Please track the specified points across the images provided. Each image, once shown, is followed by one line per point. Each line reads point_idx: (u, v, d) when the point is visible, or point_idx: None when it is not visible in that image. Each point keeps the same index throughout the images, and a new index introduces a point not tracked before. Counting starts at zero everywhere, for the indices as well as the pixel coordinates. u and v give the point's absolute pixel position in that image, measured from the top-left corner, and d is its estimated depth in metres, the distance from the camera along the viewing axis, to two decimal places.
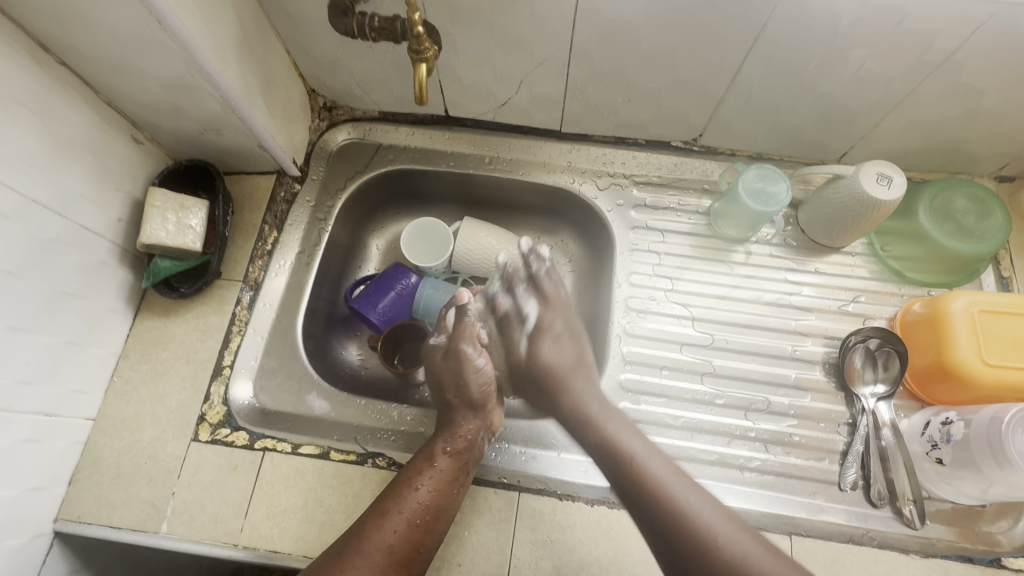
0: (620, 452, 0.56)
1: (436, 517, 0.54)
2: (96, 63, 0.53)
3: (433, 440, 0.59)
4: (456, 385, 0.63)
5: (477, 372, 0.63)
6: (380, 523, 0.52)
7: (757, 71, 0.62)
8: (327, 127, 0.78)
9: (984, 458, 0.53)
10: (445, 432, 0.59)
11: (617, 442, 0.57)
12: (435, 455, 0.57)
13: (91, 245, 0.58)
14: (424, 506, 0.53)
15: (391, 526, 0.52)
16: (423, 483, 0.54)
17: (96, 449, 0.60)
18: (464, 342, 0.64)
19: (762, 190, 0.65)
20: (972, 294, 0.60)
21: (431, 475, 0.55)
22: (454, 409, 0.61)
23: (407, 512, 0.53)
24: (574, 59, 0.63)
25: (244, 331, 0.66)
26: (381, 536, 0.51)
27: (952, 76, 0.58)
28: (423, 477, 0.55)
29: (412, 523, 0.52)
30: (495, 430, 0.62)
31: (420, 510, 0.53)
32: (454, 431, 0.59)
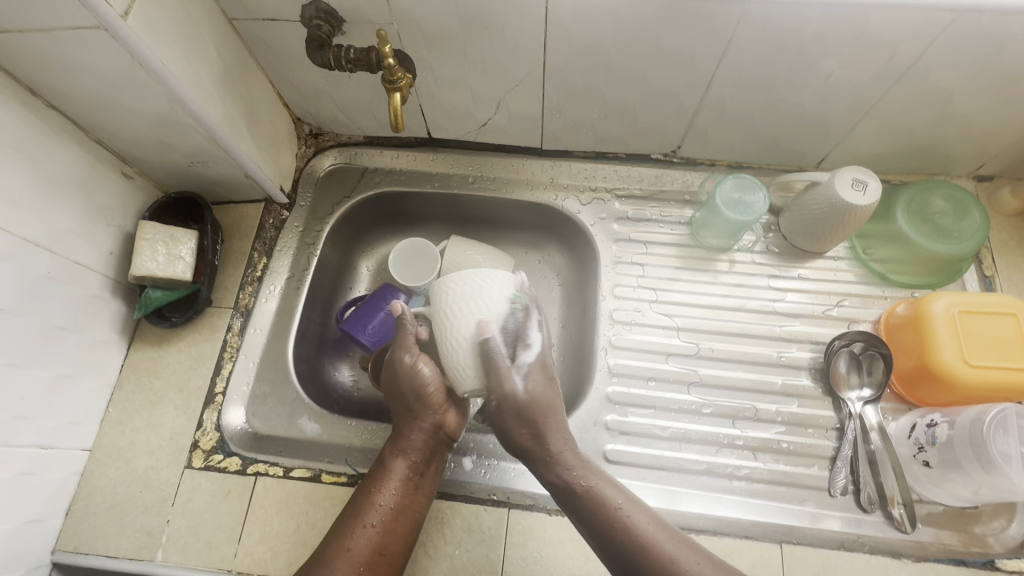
0: (602, 501, 0.53)
1: (395, 519, 0.54)
2: (84, 105, 0.55)
3: (386, 446, 0.59)
4: (401, 394, 0.60)
5: (421, 380, 0.59)
6: (341, 531, 0.53)
7: (728, 85, 0.63)
8: (314, 153, 0.80)
9: (968, 459, 0.53)
10: (394, 437, 0.59)
11: (595, 491, 0.54)
12: (389, 459, 0.57)
13: (83, 279, 0.60)
14: (381, 510, 0.54)
15: (353, 531, 0.53)
16: (378, 488, 0.55)
17: (92, 479, 0.61)
18: (407, 349, 0.59)
19: (739, 199, 0.66)
20: (952, 295, 0.60)
21: (387, 479, 0.56)
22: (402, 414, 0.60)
23: (367, 517, 0.53)
24: (548, 79, 0.65)
25: (235, 357, 0.67)
26: (343, 544, 0.52)
27: (919, 81, 0.59)
28: (379, 481, 0.56)
29: (371, 526, 0.53)
30: (449, 431, 0.60)
31: (378, 513, 0.54)
32: (404, 436, 0.59)
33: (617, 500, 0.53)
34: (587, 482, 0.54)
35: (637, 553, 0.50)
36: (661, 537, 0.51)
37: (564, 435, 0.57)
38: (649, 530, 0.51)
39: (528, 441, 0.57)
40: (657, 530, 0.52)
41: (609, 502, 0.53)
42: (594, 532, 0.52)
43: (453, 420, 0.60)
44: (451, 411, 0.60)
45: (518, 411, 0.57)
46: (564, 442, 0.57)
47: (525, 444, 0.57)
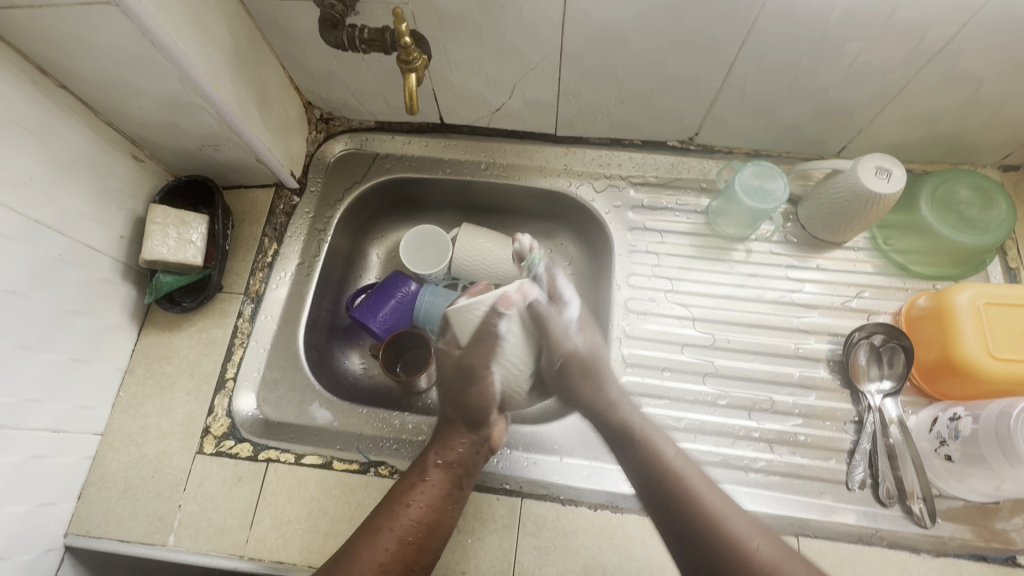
0: (653, 450, 0.54)
1: (428, 533, 0.52)
2: (94, 85, 0.54)
3: (424, 455, 0.58)
4: (464, 403, 0.58)
5: (488, 390, 0.58)
6: (371, 540, 0.51)
7: (749, 69, 0.61)
8: (325, 139, 0.79)
9: (993, 453, 0.52)
10: (437, 444, 0.58)
11: (651, 439, 0.55)
12: (427, 468, 0.56)
13: (94, 263, 0.59)
14: (415, 523, 0.52)
15: (383, 543, 0.51)
16: (413, 498, 0.53)
17: (104, 464, 0.61)
18: (490, 362, 0.57)
19: (760, 187, 0.65)
20: (977, 287, 0.58)
21: (424, 489, 0.54)
22: (450, 424, 0.59)
23: (399, 529, 0.51)
24: (565, 63, 0.63)
25: (246, 343, 0.67)
26: (372, 553, 0.50)
27: (948, 66, 0.57)
28: (416, 492, 0.54)
29: (404, 540, 0.51)
30: (493, 446, 0.59)
31: (412, 525, 0.52)
32: (448, 446, 0.57)
33: (673, 456, 0.53)
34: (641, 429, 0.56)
35: (684, 506, 0.49)
36: (711, 497, 0.49)
37: (619, 391, 0.61)
38: (700, 488, 0.50)
39: (591, 394, 0.61)
40: (695, 472, 0.52)
41: (664, 454, 0.53)
42: (648, 485, 0.52)
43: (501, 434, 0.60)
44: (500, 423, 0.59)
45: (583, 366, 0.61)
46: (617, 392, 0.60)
47: (591, 398, 0.60)
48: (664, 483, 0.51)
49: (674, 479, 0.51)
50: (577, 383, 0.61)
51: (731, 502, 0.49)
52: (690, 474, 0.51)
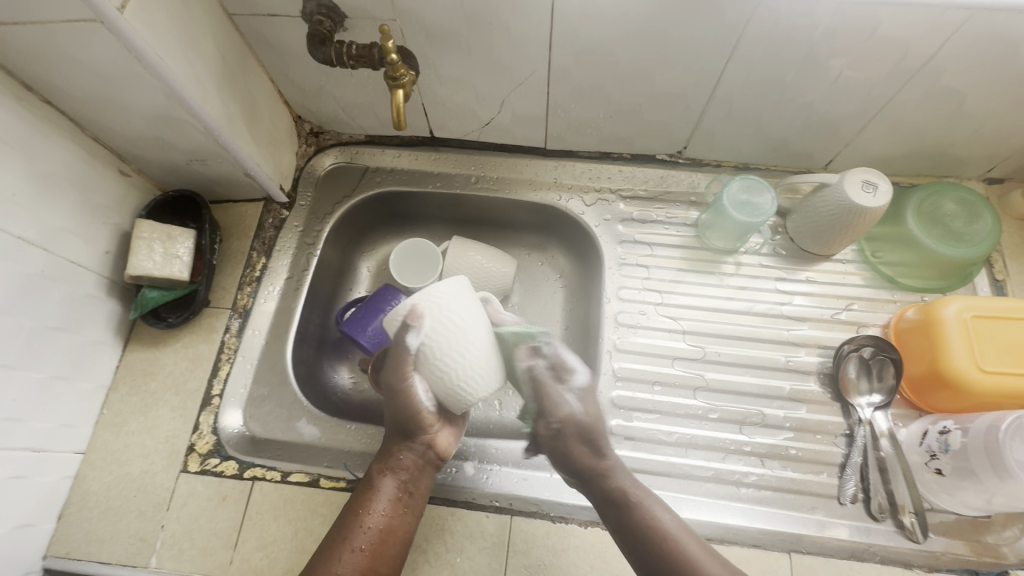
0: (644, 518, 0.53)
1: (385, 542, 0.51)
2: (79, 100, 0.54)
3: (371, 467, 0.57)
4: (395, 415, 0.55)
5: (413, 400, 0.54)
6: (328, 555, 0.50)
7: (736, 85, 0.62)
8: (315, 152, 0.79)
9: (982, 467, 0.52)
10: (382, 454, 0.57)
11: (643, 506, 0.53)
12: (376, 479, 0.55)
13: (78, 279, 0.59)
14: (369, 532, 0.51)
15: (339, 555, 0.50)
16: (366, 509, 0.53)
17: (85, 483, 0.59)
18: (410, 365, 0.52)
19: (748, 201, 0.65)
20: (964, 300, 0.59)
21: (376, 499, 0.53)
22: (390, 433, 0.57)
23: (355, 541, 0.51)
24: (554, 78, 0.63)
25: (233, 358, 0.66)
26: (331, 567, 0.49)
27: (931, 82, 0.58)
28: (367, 503, 0.53)
29: (359, 550, 0.50)
30: (439, 454, 0.58)
31: (367, 535, 0.51)
32: (393, 453, 0.56)
33: (671, 527, 0.52)
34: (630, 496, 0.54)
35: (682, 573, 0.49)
36: (705, 559, 0.49)
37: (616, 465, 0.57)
38: (693, 552, 0.50)
39: (584, 463, 0.57)
40: (691, 542, 0.51)
41: (658, 523, 0.52)
42: (640, 552, 0.51)
43: (445, 442, 0.58)
44: (445, 430, 0.58)
45: (579, 431, 0.58)
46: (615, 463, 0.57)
47: (586, 466, 0.57)
48: (658, 549, 0.50)
49: (669, 545, 0.50)
50: (571, 448, 0.58)
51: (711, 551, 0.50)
52: (681, 537, 0.51)
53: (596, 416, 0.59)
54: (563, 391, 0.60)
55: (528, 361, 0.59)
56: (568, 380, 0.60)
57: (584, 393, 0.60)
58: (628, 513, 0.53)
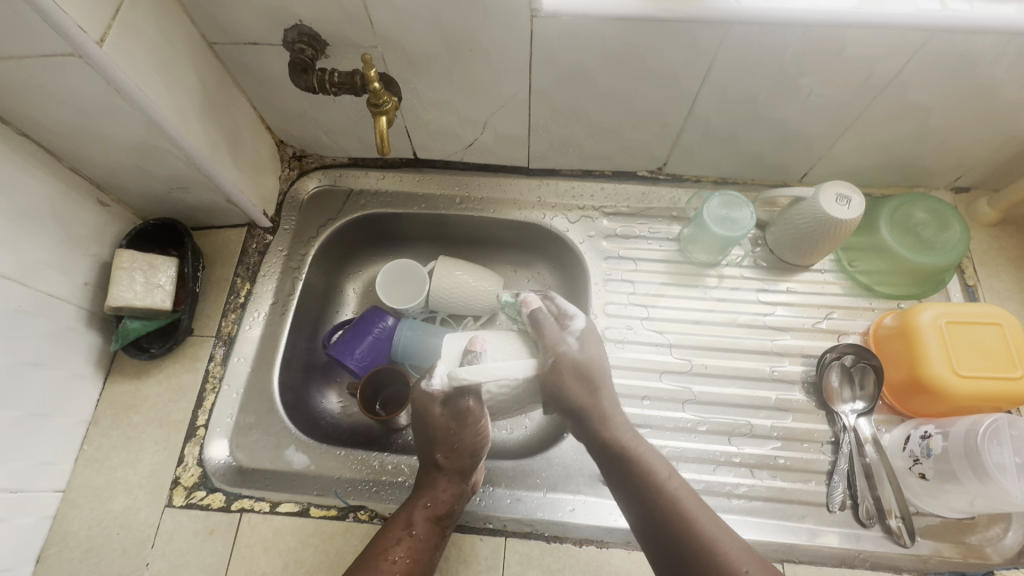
0: (638, 466, 0.54)
1: None
2: (57, 132, 0.53)
3: (408, 505, 0.55)
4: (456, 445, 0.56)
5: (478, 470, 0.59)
6: None
7: (712, 103, 0.64)
8: (298, 176, 0.78)
9: (963, 470, 0.54)
10: (423, 492, 0.56)
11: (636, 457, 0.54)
12: (414, 522, 0.54)
13: (56, 312, 0.57)
14: None
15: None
16: (397, 552, 0.52)
17: (65, 523, 0.58)
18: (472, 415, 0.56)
19: (727, 216, 0.66)
20: (939, 306, 0.61)
21: (408, 544, 0.52)
22: (441, 474, 0.56)
23: None
24: (534, 100, 0.65)
25: (218, 388, 0.65)
26: None
27: (898, 97, 0.60)
28: (399, 547, 0.52)
29: None
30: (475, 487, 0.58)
31: None
32: (436, 492, 0.55)
33: (659, 469, 0.54)
34: (631, 448, 0.55)
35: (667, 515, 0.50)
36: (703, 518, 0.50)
37: (613, 403, 0.59)
38: (686, 502, 0.51)
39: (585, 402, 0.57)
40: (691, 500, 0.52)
41: (647, 470, 0.54)
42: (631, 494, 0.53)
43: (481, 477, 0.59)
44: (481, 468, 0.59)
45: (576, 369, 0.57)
46: (618, 417, 0.58)
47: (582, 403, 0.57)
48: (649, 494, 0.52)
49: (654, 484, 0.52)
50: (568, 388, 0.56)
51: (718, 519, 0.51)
52: (685, 498, 0.52)
53: (595, 356, 0.59)
54: (566, 334, 0.58)
55: (533, 308, 0.59)
56: (569, 326, 0.59)
57: (587, 335, 0.60)
58: (624, 455, 0.55)
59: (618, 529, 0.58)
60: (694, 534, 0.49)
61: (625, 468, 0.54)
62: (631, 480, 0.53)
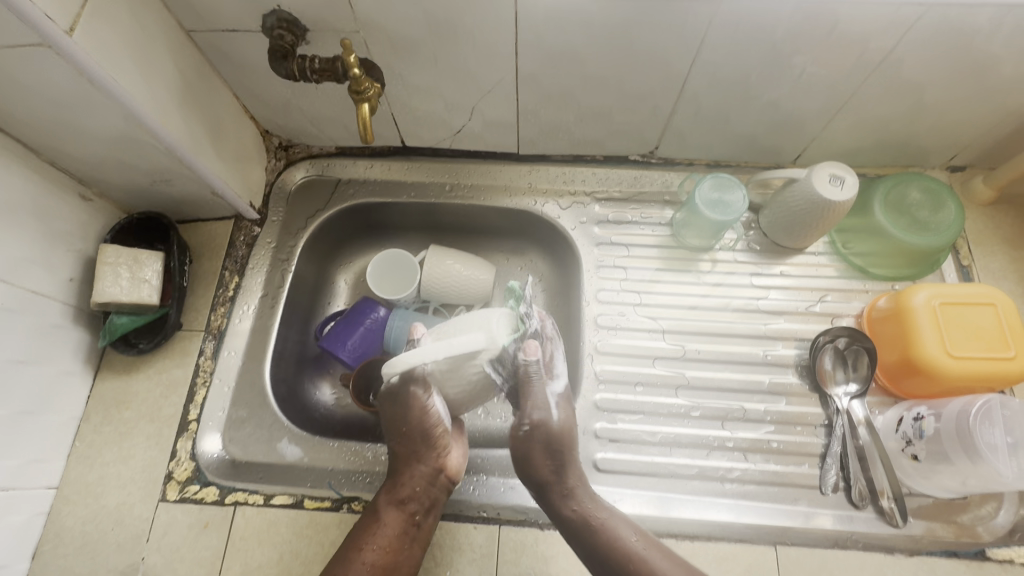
0: (614, 540, 0.54)
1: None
2: (32, 126, 0.52)
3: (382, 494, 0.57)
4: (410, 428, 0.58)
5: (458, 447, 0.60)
6: None
7: (702, 85, 0.62)
8: (285, 166, 0.77)
9: (955, 451, 0.54)
10: (391, 482, 0.57)
11: (610, 531, 0.54)
12: (383, 511, 0.55)
13: (41, 309, 0.57)
14: (370, 568, 0.52)
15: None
16: (368, 542, 0.53)
17: (60, 519, 0.58)
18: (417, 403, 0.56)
19: (719, 199, 0.66)
20: (933, 287, 0.60)
21: (379, 532, 0.54)
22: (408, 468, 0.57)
23: None
24: (522, 83, 0.63)
25: (209, 382, 0.65)
26: None
27: (892, 74, 0.59)
28: (369, 536, 0.53)
29: None
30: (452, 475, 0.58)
31: (366, 571, 0.51)
32: (403, 481, 0.57)
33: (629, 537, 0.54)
34: (599, 518, 0.55)
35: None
36: (673, 573, 0.52)
37: (580, 475, 0.58)
38: (655, 565, 0.52)
39: (550, 476, 0.57)
40: (666, 562, 0.52)
41: (624, 542, 0.53)
42: (600, 565, 0.53)
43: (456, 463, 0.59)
44: (453, 451, 0.59)
45: (548, 441, 0.59)
46: (580, 480, 0.58)
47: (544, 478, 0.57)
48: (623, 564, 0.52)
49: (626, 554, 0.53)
50: (534, 458, 0.58)
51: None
52: (667, 574, 0.51)
53: (568, 427, 0.59)
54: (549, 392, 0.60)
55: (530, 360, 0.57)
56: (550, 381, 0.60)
57: (563, 399, 0.60)
58: (592, 539, 0.54)
59: None
60: None
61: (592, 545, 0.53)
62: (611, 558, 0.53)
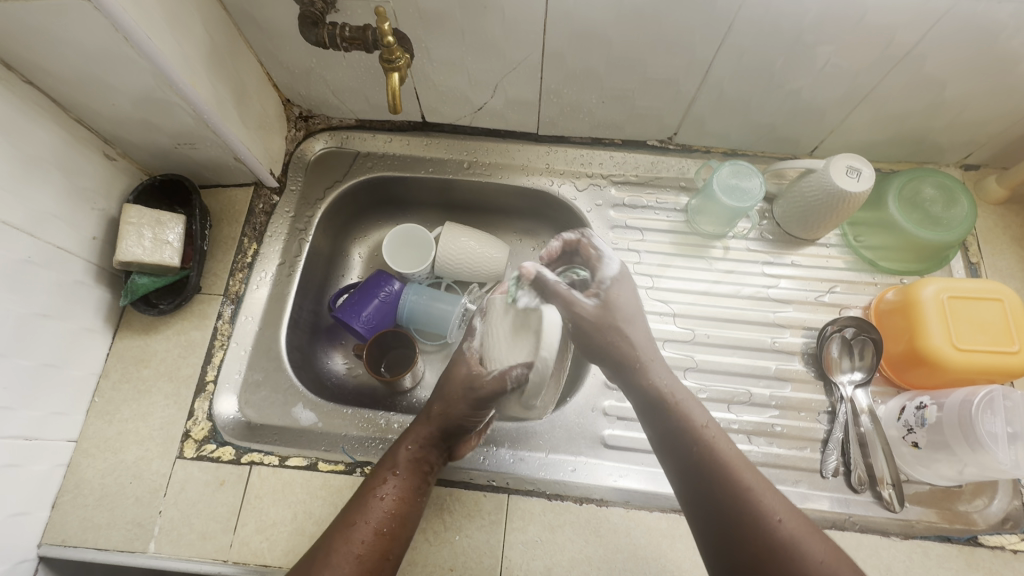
0: (685, 420, 0.56)
1: (401, 525, 0.54)
2: (63, 81, 0.52)
3: (389, 452, 0.58)
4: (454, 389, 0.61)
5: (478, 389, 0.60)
6: (348, 532, 0.52)
7: (726, 71, 0.63)
8: (304, 137, 0.78)
9: (956, 439, 0.55)
10: (404, 437, 0.59)
11: (682, 408, 0.57)
12: (397, 462, 0.57)
13: (65, 265, 0.58)
14: (389, 515, 0.53)
15: (359, 536, 0.51)
16: (385, 491, 0.55)
17: (79, 471, 0.59)
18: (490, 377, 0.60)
19: (737, 186, 0.66)
20: (942, 281, 0.61)
21: (394, 482, 0.55)
22: (421, 423, 0.59)
23: (374, 521, 0.52)
24: (547, 62, 0.64)
25: (226, 345, 0.66)
26: (348, 547, 0.51)
27: (914, 69, 0.59)
28: (384, 486, 0.55)
29: (378, 532, 0.52)
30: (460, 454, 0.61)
31: (383, 517, 0.53)
32: (415, 438, 0.58)
33: (703, 422, 0.56)
34: (676, 401, 0.58)
35: (715, 471, 0.52)
36: (745, 470, 0.52)
37: (665, 372, 0.61)
38: (737, 461, 0.52)
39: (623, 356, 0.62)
40: (743, 462, 0.53)
41: (695, 422, 0.56)
42: (680, 447, 0.54)
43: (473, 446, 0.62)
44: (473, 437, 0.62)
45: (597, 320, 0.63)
46: (660, 373, 0.61)
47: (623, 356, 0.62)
48: (702, 453, 0.53)
49: (709, 444, 0.54)
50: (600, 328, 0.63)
51: (776, 493, 0.51)
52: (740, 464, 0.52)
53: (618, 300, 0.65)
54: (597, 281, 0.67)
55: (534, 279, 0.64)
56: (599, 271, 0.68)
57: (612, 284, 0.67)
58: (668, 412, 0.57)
59: (617, 490, 0.61)
60: (745, 496, 0.50)
61: (676, 430, 0.55)
62: (681, 435, 0.55)
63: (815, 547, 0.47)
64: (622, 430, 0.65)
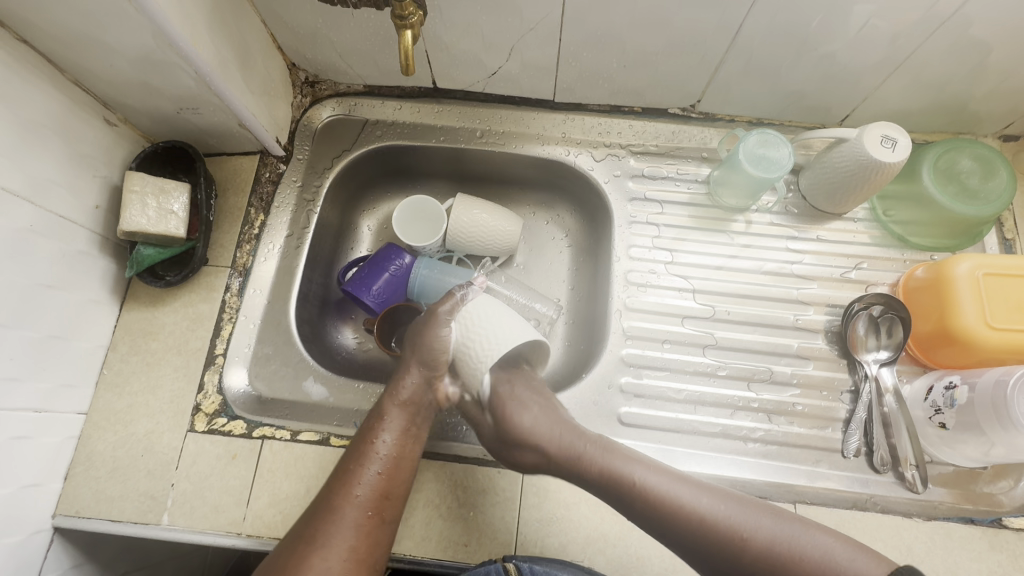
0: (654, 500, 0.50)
1: (398, 468, 0.54)
2: (57, 40, 0.50)
3: (381, 400, 0.58)
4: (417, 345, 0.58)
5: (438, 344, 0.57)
6: (349, 476, 0.52)
7: (758, 32, 0.59)
8: (311, 103, 0.75)
9: (988, 421, 0.53)
10: (390, 388, 0.58)
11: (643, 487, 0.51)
12: (387, 409, 0.56)
13: (68, 234, 0.56)
14: (386, 458, 0.54)
15: (359, 481, 0.52)
16: (380, 436, 0.55)
17: (90, 443, 0.58)
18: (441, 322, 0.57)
19: (764, 155, 0.63)
20: (976, 257, 0.58)
21: (388, 426, 0.55)
22: (403, 367, 0.59)
23: (372, 465, 0.53)
24: (567, 22, 0.60)
25: (235, 318, 0.64)
26: (349, 491, 0.51)
27: (961, 30, 0.55)
28: (377, 432, 0.55)
29: (376, 474, 0.53)
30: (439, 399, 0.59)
31: (381, 461, 0.53)
32: (399, 385, 0.58)
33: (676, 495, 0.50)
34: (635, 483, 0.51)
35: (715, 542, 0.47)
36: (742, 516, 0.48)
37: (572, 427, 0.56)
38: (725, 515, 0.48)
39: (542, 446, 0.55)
40: (731, 506, 0.49)
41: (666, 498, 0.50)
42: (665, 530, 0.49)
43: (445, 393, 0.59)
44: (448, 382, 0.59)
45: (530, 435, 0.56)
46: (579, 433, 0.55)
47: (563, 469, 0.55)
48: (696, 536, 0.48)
49: (690, 522, 0.48)
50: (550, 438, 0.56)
51: (783, 518, 0.48)
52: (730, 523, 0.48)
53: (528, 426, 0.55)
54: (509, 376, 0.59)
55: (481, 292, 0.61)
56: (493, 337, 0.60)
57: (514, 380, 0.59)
58: (636, 503, 0.50)
59: None
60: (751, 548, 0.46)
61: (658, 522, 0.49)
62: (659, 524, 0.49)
63: (824, 542, 0.46)
64: (638, 407, 0.63)
